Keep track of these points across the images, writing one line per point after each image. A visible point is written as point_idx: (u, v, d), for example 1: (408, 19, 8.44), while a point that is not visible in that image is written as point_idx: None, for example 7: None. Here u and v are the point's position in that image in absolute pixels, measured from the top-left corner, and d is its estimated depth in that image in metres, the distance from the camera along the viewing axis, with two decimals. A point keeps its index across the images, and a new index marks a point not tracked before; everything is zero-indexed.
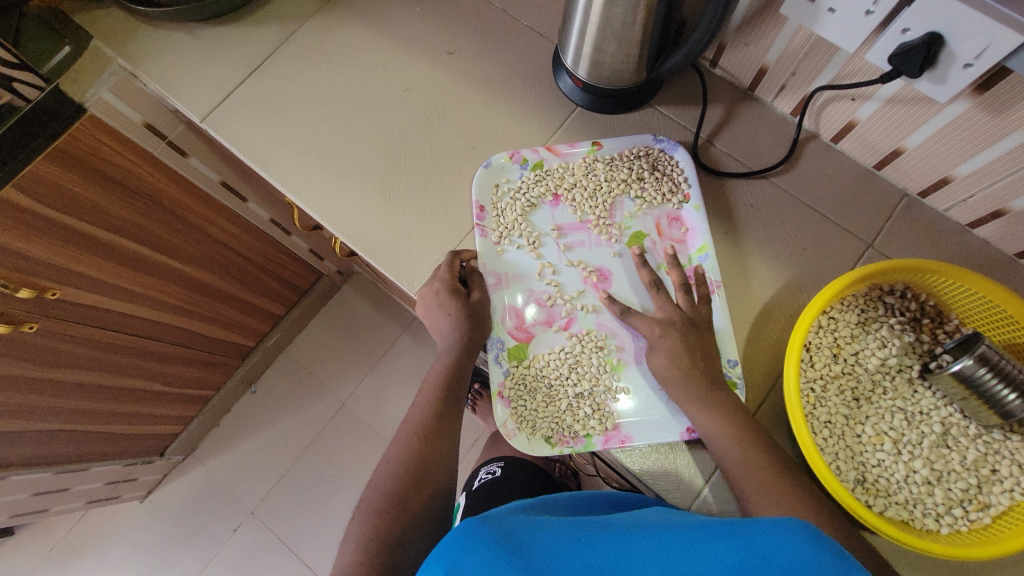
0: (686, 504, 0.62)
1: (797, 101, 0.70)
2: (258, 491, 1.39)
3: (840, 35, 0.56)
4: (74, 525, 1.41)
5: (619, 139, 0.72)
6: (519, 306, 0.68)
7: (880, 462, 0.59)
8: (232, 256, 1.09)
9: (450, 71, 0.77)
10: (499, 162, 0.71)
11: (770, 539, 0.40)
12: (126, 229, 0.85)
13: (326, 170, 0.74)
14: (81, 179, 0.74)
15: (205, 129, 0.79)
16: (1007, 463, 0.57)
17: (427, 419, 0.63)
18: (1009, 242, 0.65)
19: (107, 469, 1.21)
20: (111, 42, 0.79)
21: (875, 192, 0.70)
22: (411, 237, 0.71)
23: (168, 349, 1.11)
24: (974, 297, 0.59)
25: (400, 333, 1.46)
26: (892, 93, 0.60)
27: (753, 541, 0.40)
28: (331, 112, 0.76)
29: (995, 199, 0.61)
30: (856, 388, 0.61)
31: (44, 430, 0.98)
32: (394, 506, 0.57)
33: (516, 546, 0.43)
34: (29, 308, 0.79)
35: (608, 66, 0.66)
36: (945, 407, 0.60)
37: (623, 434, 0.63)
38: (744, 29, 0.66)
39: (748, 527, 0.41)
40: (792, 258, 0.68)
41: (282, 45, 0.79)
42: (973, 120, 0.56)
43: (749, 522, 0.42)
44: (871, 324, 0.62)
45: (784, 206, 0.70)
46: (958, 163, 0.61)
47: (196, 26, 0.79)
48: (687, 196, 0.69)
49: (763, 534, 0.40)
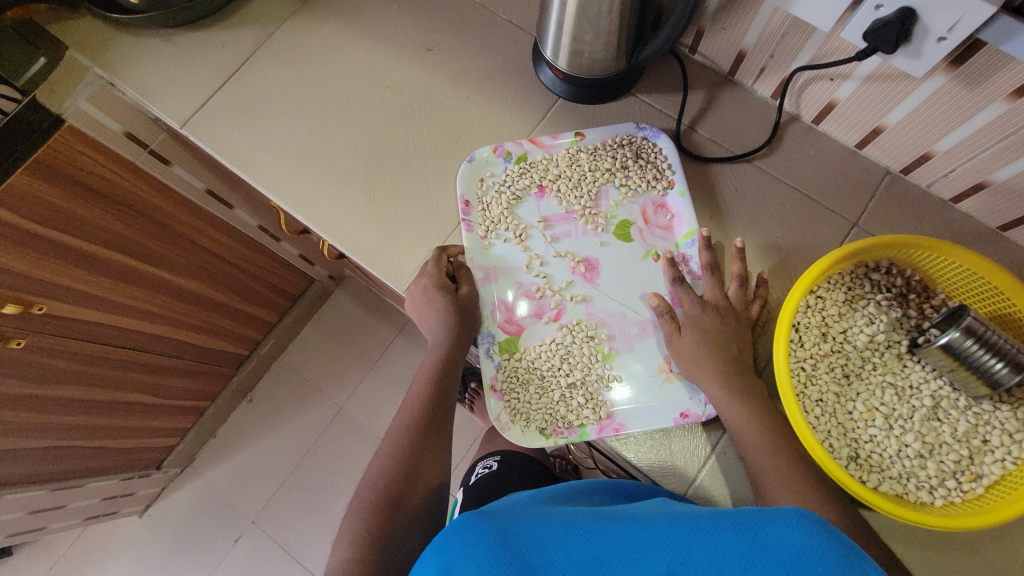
0: (682, 489, 0.62)
1: (778, 83, 0.70)
2: (258, 499, 1.39)
3: (815, 15, 0.56)
4: (73, 543, 1.40)
5: (602, 128, 0.72)
6: (509, 300, 0.67)
7: (872, 438, 0.59)
8: (220, 264, 1.09)
9: (430, 68, 0.77)
10: (482, 156, 0.71)
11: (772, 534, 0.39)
12: (111, 240, 0.84)
13: (309, 172, 0.74)
14: (62, 191, 0.73)
15: (186, 135, 0.78)
16: (998, 432, 0.57)
17: (418, 415, 0.63)
18: (992, 216, 0.65)
19: (103, 485, 1.20)
20: (87, 51, 0.78)
21: (858, 171, 0.70)
22: (397, 235, 0.71)
23: (160, 360, 1.10)
24: (959, 271, 0.59)
25: (394, 335, 1.46)
26: (870, 72, 0.60)
27: (756, 531, 0.39)
28: (312, 113, 0.76)
29: (977, 172, 0.61)
30: (846, 365, 0.61)
31: (39, 447, 0.97)
32: (388, 503, 0.56)
33: (512, 542, 0.42)
34: (14, 323, 0.79)
35: (587, 56, 0.66)
36: (935, 380, 0.60)
37: (617, 423, 0.63)
38: (721, 14, 0.66)
39: (752, 517, 0.40)
40: (779, 239, 0.68)
41: (261, 48, 0.78)
42: (949, 93, 0.56)
43: (754, 510, 0.41)
44: (858, 301, 0.63)
45: (768, 189, 0.70)
46: (937, 138, 0.61)
47: (172, 32, 0.79)
48: (671, 183, 0.69)
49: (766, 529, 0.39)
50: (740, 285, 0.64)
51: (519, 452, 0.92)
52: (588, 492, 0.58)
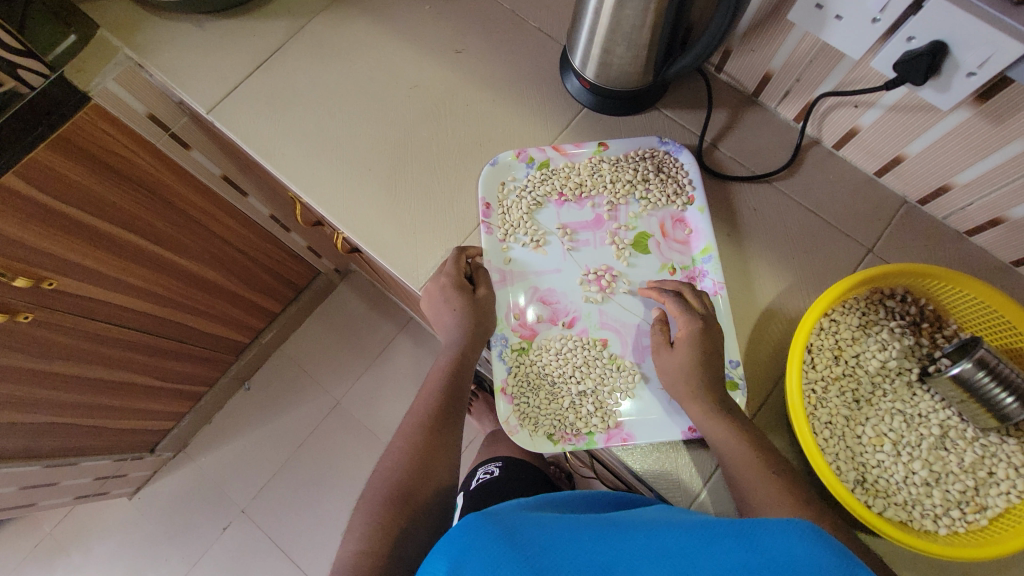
0: (686, 503, 0.62)
1: (802, 106, 0.71)
2: (250, 489, 1.38)
3: (846, 42, 0.57)
4: (59, 522, 1.38)
5: (625, 140, 0.73)
6: (522, 304, 0.68)
7: (880, 463, 0.60)
8: (230, 249, 1.08)
9: (457, 69, 0.77)
10: (505, 160, 0.72)
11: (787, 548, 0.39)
12: (125, 219, 0.84)
13: (331, 165, 0.74)
14: (82, 168, 0.73)
15: (211, 121, 0.78)
16: (1003, 465, 0.58)
17: (430, 413, 0.63)
18: (1006, 250, 0.66)
19: (96, 464, 1.19)
20: (117, 31, 0.78)
21: (876, 198, 0.71)
22: (416, 232, 0.71)
23: (161, 343, 1.09)
24: (974, 302, 0.60)
25: (396, 332, 1.46)
26: (895, 101, 0.61)
27: (807, 551, 0.38)
28: (338, 107, 0.76)
29: (994, 207, 0.62)
30: (857, 390, 0.62)
31: (35, 422, 0.97)
32: (399, 498, 0.56)
33: (519, 539, 0.42)
34: (25, 297, 0.78)
35: (616, 68, 0.67)
36: (943, 410, 0.60)
37: (625, 432, 0.63)
38: (751, 35, 0.67)
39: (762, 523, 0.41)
40: (795, 261, 0.69)
41: (291, 38, 0.79)
42: (973, 128, 0.57)
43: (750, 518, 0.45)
44: (871, 326, 0.63)
45: (787, 211, 0.71)
46: (958, 171, 0.62)
47: (204, 18, 0.80)
48: (691, 198, 0.70)
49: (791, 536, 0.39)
50: (752, 341, 0.66)
51: (520, 459, 0.92)
52: (613, 504, 0.57)
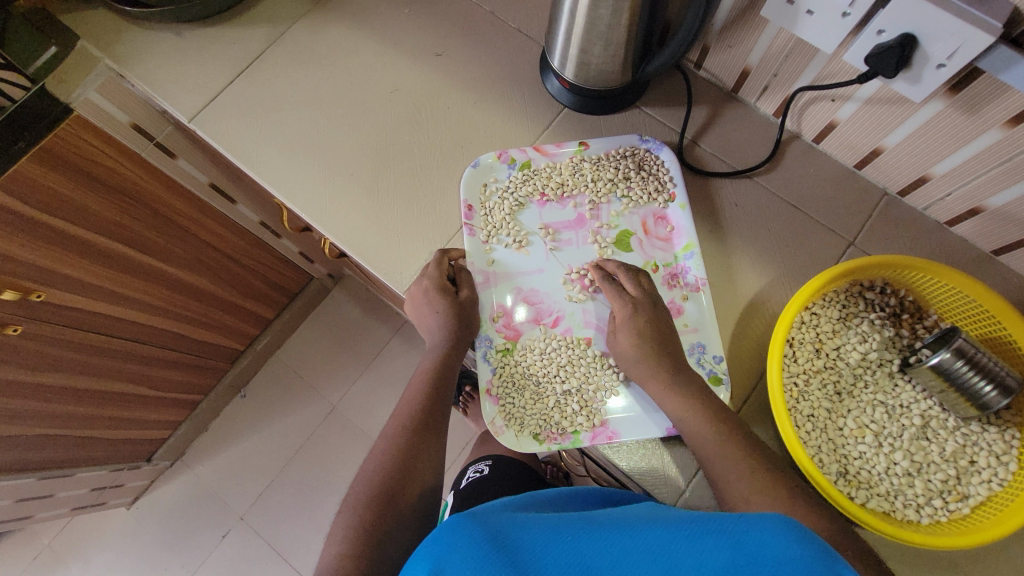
0: (671, 499, 0.63)
1: (780, 101, 0.71)
2: (248, 495, 1.38)
3: (818, 36, 0.57)
4: (58, 533, 1.38)
5: (606, 139, 0.73)
6: (507, 305, 0.68)
7: (862, 454, 0.60)
8: (220, 257, 1.09)
9: (437, 71, 0.77)
10: (487, 161, 0.72)
11: (772, 546, 0.39)
12: (112, 230, 0.84)
13: (314, 171, 0.74)
14: (66, 180, 0.74)
15: (193, 129, 0.79)
16: (984, 454, 0.58)
17: (415, 415, 0.64)
18: (987, 240, 0.66)
19: (91, 475, 1.19)
20: (97, 42, 0.78)
21: (856, 191, 0.71)
22: (400, 236, 0.71)
23: (153, 352, 1.09)
24: (953, 292, 0.60)
25: (390, 336, 1.46)
26: (870, 94, 0.61)
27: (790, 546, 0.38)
28: (320, 113, 0.77)
29: (973, 197, 0.62)
30: (838, 382, 0.62)
31: (28, 434, 0.97)
32: (384, 501, 0.57)
33: (502, 539, 0.42)
34: (12, 311, 0.78)
35: (594, 67, 0.67)
36: (925, 400, 0.61)
37: (611, 430, 0.64)
38: (728, 31, 0.68)
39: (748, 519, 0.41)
40: (777, 255, 0.69)
41: (271, 46, 0.79)
42: (947, 118, 0.57)
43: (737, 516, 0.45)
44: (852, 319, 0.64)
45: (767, 205, 0.71)
46: (935, 162, 0.62)
47: (184, 27, 0.80)
48: (672, 196, 0.70)
49: (776, 534, 0.39)
50: (736, 335, 0.67)
51: (512, 458, 0.93)
52: (598, 502, 0.58)
